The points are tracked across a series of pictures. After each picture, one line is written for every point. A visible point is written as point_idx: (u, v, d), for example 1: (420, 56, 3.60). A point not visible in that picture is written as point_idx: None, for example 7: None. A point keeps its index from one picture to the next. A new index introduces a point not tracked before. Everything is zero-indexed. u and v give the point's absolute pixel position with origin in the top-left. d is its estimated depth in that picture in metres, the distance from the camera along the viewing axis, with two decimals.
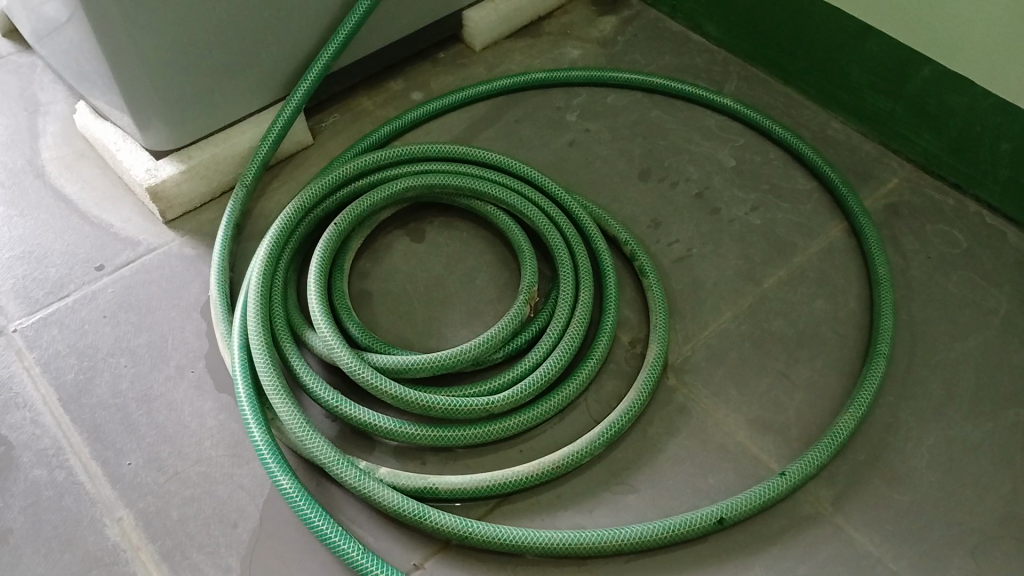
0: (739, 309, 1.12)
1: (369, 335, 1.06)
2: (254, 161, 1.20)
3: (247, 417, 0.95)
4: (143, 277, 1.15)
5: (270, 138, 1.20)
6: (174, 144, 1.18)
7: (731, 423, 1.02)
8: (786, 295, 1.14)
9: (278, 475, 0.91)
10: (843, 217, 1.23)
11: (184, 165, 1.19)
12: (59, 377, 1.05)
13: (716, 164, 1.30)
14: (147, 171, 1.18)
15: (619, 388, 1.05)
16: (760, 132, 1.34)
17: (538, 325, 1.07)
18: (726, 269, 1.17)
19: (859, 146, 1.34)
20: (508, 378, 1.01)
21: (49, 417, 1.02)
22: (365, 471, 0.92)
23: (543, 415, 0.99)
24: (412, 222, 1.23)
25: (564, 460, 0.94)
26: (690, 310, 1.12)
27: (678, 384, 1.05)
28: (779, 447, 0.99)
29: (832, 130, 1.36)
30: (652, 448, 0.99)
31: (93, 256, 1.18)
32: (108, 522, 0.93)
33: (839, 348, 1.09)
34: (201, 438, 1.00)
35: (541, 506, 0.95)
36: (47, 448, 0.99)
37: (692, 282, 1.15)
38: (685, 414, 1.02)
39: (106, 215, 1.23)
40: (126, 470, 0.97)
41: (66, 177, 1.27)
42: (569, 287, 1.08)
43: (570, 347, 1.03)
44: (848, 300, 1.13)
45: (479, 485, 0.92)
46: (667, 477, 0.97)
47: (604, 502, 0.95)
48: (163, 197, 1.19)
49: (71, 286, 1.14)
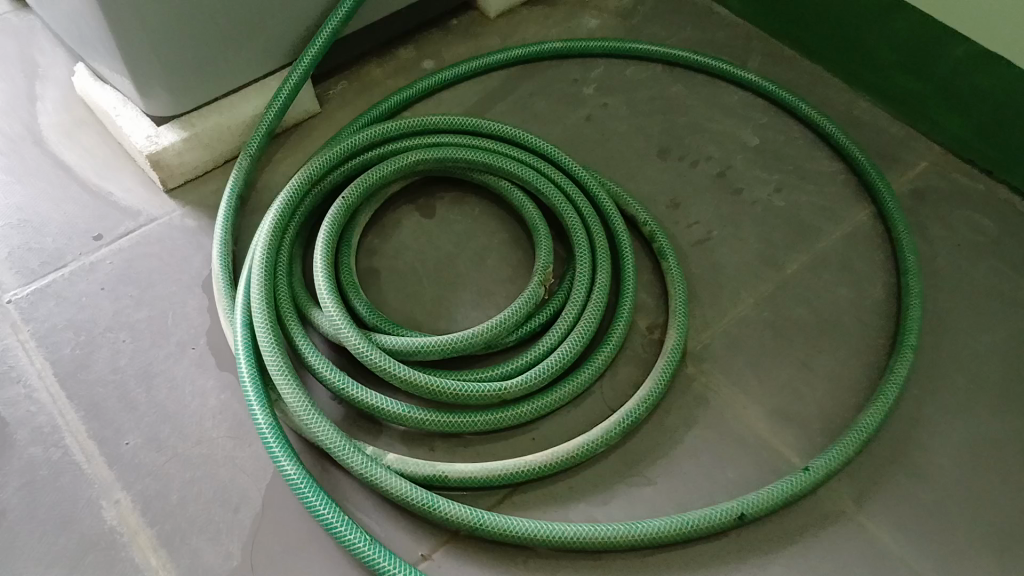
0: (760, 295, 1.08)
1: (377, 314, 1.02)
2: (260, 129, 1.15)
3: (251, 401, 0.92)
4: (143, 249, 1.11)
5: (275, 106, 1.15)
6: (176, 111, 1.14)
7: (751, 415, 0.98)
8: (808, 281, 1.10)
9: (282, 461, 0.88)
10: (868, 200, 1.18)
11: (186, 133, 1.14)
12: (56, 352, 1.02)
13: (738, 143, 1.25)
14: (148, 138, 1.13)
15: (635, 375, 1.01)
16: (784, 109, 1.29)
17: (552, 308, 1.03)
18: (747, 253, 1.12)
19: (885, 126, 1.29)
20: (521, 363, 0.98)
21: (45, 393, 0.98)
22: (372, 459, 0.90)
23: (556, 403, 0.96)
24: (422, 196, 1.18)
25: (578, 451, 0.92)
26: (709, 295, 1.08)
27: (696, 372, 1.01)
28: (800, 440, 0.96)
29: (857, 109, 1.31)
30: (669, 439, 0.96)
31: (91, 226, 1.13)
32: (105, 504, 0.90)
33: (863, 338, 1.05)
34: (202, 419, 0.97)
35: (554, 497, 0.92)
36: (43, 426, 0.96)
37: (712, 266, 1.11)
38: (704, 404, 0.99)
39: (105, 184, 1.18)
40: (124, 450, 0.94)
41: (64, 143, 1.23)
42: (585, 269, 1.04)
43: (585, 332, 0.99)
44: (872, 288, 1.09)
45: (490, 474, 0.90)
46: (684, 469, 0.94)
47: (619, 495, 0.92)
48: (164, 166, 1.15)
49: (68, 256, 1.10)
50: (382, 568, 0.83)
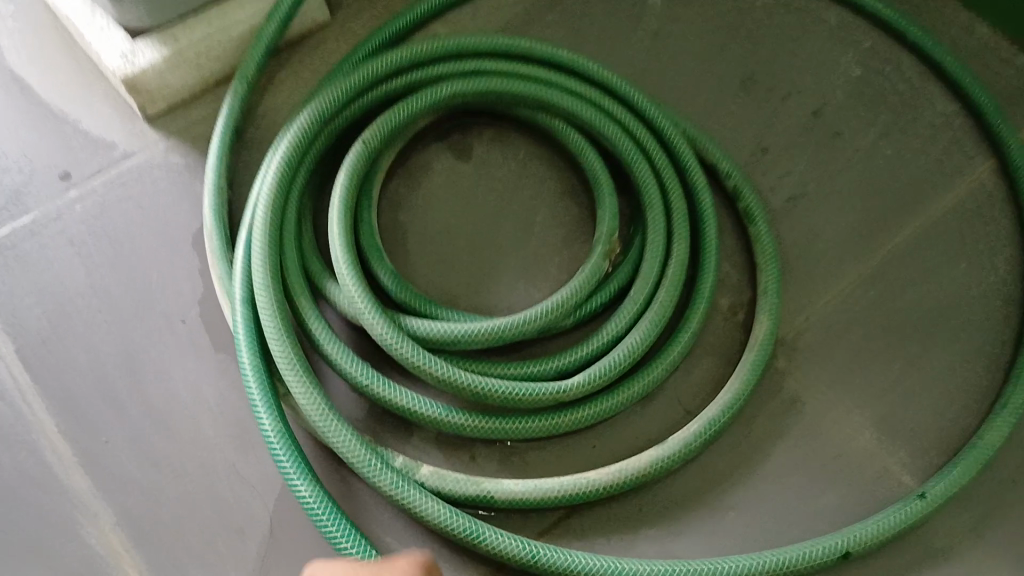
0: (863, 271, 0.91)
1: (405, 288, 0.84)
2: (257, 45, 0.94)
3: (256, 399, 0.76)
4: (119, 193, 0.92)
5: (279, 14, 0.94)
6: (155, 21, 0.92)
7: (853, 424, 0.83)
8: (919, 255, 0.92)
9: (295, 478, 0.73)
10: (992, 151, 0.98)
11: (168, 49, 0.93)
12: (17, 323, 0.84)
13: (836, 73, 1.03)
14: (122, 56, 0.91)
15: (714, 369, 0.84)
16: (891, 33, 1.05)
17: (617, 285, 0.85)
18: (847, 216, 0.94)
19: (1012, 55, 1.07)
20: (582, 355, 0.81)
21: (6, 376, 0.82)
22: (403, 475, 0.74)
23: (622, 405, 0.80)
24: (455, 133, 0.98)
25: (650, 468, 0.76)
26: (802, 270, 0.90)
27: (788, 368, 0.85)
28: (912, 457, 0.81)
29: (978, 33, 1.09)
30: (756, 451, 0.81)
31: (54, 160, 0.93)
32: (84, 521, 0.76)
33: (984, 330, 0.88)
34: (196, 414, 0.80)
35: (619, 522, 0.77)
36: (6, 418, 0.80)
37: (806, 232, 0.93)
38: (798, 408, 0.83)
39: (69, 106, 0.97)
40: (103, 452, 0.79)
41: (16, 50, 1.00)
42: (658, 237, 0.85)
43: (659, 318, 0.82)
44: (995, 265, 0.91)
45: (546, 496, 0.75)
46: (773, 490, 0.79)
47: (696, 521, 0.77)
48: (141, 89, 0.94)
49: (29, 200, 0.91)
50: None
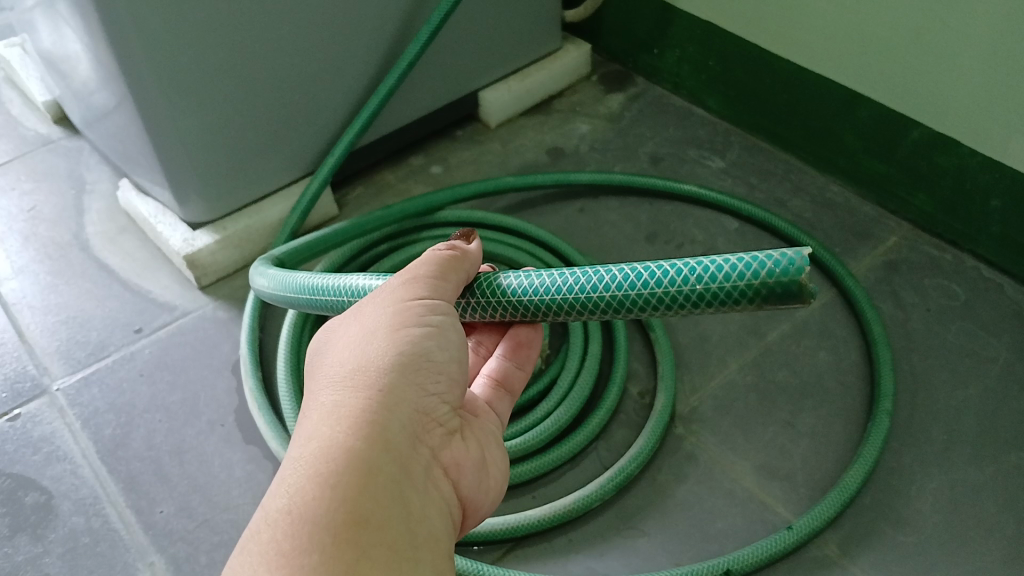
0: (744, 361, 1.17)
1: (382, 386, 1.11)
2: (284, 230, 1.29)
3: (291, 296, 1.01)
4: (178, 339, 1.23)
5: (299, 209, 1.30)
6: (210, 216, 1.29)
7: (738, 470, 1.05)
8: (790, 347, 1.18)
9: (365, 282, 0.88)
10: (831, 284, 1.26)
11: (219, 235, 1.29)
12: (97, 432, 1.11)
13: (719, 226, 1.36)
14: (185, 241, 1.27)
15: (628, 436, 1.09)
16: (755, 222, 1.34)
17: (549, 377, 1.12)
18: (731, 324, 1.22)
19: (857, 207, 1.39)
20: (521, 426, 1.06)
21: (87, 469, 1.07)
22: (508, 273, 0.81)
23: (554, 462, 1.03)
24: None
25: (574, 505, 0.98)
26: (697, 364, 1.17)
27: (686, 433, 1.09)
28: (786, 493, 1.02)
29: (831, 193, 1.42)
30: (661, 494, 1.03)
31: (132, 321, 1.26)
32: (140, 566, 0.98)
33: (842, 396, 1.12)
34: (229, 487, 1.05)
35: (554, 550, 0.99)
36: (86, 498, 1.04)
37: (697, 337, 1.21)
38: (694, 461, 1.06)
39: (145, 283, 1.32)
40: (158, 517, 1.02)
41: (108, 250, 1.37)
42: (578, 342, 1.13)
43: (580, 397, 1.07)
44: (850, 351, 1.17)
45: (492, 528, 0.97)
46: (675, 522, 1.00)
47: (615, 546, 0.98)
48: (199, 265, 1.29)
49: (110, 348, 1.22)
50: (660, 274, 0.70)
